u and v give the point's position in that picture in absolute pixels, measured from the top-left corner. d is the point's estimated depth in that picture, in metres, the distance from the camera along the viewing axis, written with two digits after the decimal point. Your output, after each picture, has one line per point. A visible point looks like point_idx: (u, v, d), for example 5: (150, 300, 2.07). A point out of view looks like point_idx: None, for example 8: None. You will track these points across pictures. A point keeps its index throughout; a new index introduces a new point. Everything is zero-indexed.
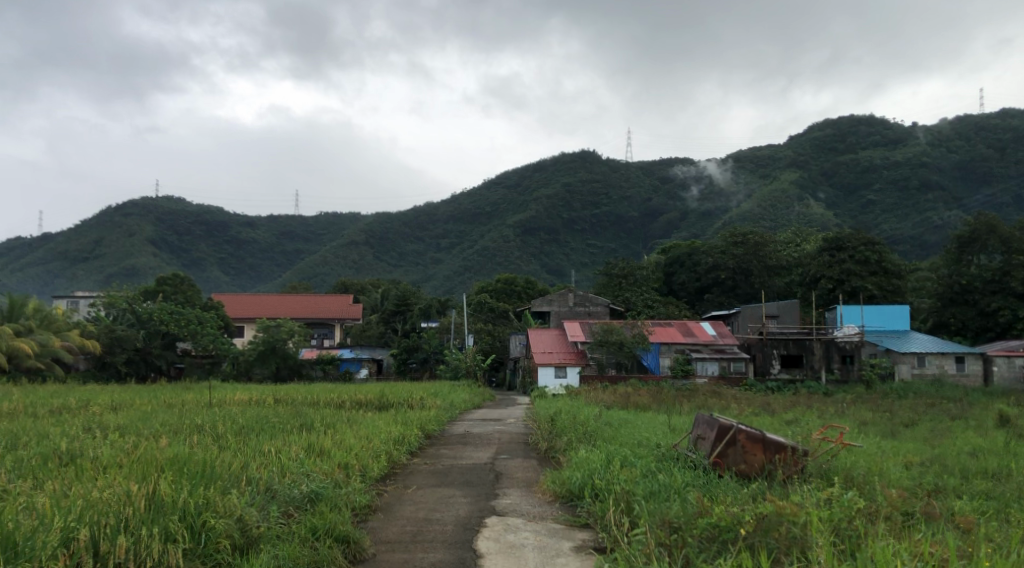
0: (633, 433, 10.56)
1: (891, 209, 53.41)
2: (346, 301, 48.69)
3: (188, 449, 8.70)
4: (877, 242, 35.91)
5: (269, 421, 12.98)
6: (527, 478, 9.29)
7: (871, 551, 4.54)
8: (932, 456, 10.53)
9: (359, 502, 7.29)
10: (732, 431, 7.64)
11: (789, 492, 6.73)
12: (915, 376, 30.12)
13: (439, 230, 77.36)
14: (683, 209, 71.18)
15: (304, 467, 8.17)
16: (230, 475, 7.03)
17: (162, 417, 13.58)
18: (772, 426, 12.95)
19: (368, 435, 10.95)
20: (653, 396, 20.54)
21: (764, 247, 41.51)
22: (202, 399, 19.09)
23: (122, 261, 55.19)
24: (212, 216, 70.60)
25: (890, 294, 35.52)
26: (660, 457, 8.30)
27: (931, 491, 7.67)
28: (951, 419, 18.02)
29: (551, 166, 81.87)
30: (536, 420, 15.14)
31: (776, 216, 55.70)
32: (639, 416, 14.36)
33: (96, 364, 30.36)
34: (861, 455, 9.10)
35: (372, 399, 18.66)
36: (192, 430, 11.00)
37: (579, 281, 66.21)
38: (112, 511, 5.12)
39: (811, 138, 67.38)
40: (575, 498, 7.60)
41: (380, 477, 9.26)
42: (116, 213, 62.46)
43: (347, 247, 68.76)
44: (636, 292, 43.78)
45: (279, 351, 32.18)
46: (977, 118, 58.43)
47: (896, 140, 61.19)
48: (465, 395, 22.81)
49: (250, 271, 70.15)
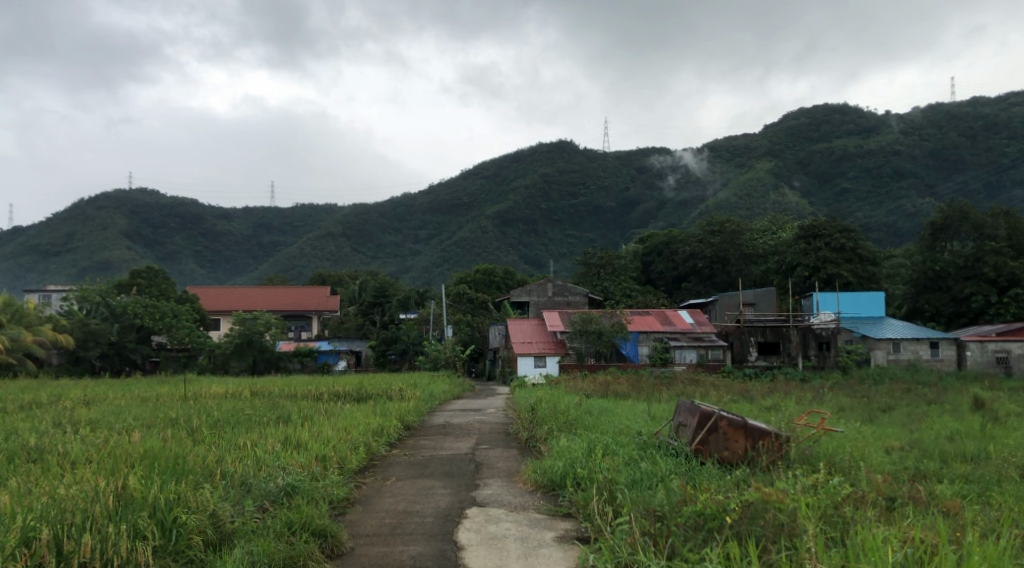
0: (614, 421, 10.49)
1: (865, 197, 53.92)
2: (324, 293, 48.28)
3: (160, 443, 8.49)
4: (852, 230, 36.21)
5: (245, 414, 12.76)
6: (507, 468, 9.18)
7: (861, 539, 4.49)
8: (911, 440, 10.57)
9: (337, 496, 7.15)
10: (713, 418, 7.59)
11: (773, 479, 6.69)
12: (891, 361, 30.46)
13: (417, 221, 76.94)
14: (660, 198, 71.37)
15: (280, 460, 8.00)
16: (204, 470, 6.85)
17: (134, 412, 13.30)
18: (752, 413, 12.96)
19: (345, 427, 10.76)
20: (632, 385, 20.55)
21: (741, 235, 41.72)
22: (176, 393, 18.76)
23: (95, 254, 54.27)
24: (187, 209, 69.64)
25: (865, 280, 35.83)
26: (641, 446, 8.23)
27: (911, 475, 7.67)
28: (927, 403, 18.19)
29: (529, 157, 81.69)
30: (517, 409, 15.08)
31: (753, 205, 55.97)
32: (619, 405, 14.30)
33: (70, 359, 29.88)
34: (841, 441, 9.09)
35: (351, 391, 18.46)
36: (166, 425, 10.76)
37: (558, 271, 66.18)
38: (79, 509, 4.94)
39: (786, 127, 67.75)
40: (557, 488, 7.52)
41: (358, 470, 9.10)
42: (88, 206, 61.38)
43: (325, 239, 68.17)
44: (614, 281, 43.83)
45: (256, 344, 31.82)
46: (949, 106, 59.10)
47: (870, 129, 61.72)
48: (445, 386, 22.67)
49: (226, 264, 69.35)
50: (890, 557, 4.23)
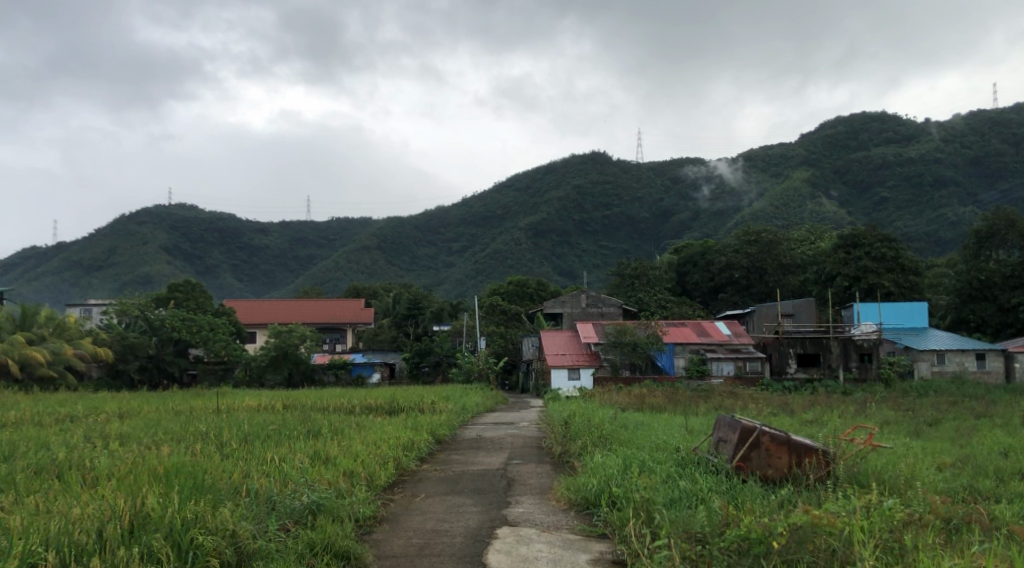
0: (651, 436, 10.16)
1: (905, 206, 52.69)
2: (358, 305, 48.48)
3: (187, 458, 8.39)
4: (893, 239, 35.30)
5: (277, 428, 12.65)
6: (540, 484, 8.89)
7: None
8: (963, 456, 10.04)
9: (364, 514, 6.96)
10: (755, 433, 7.23)
11: (820, 499, 6.32)
12: (935, 373, 29.57)
13: (451, 234, 77.11)
14: (695, 209, 70.63)
15: (307, 476, 7.84)
16: (228, 488, 6.71)
17: (166, 425, 13.26)
18: (793, 428, 12.50)
19: (375, 442, 10.56)
20: (668, 398, 20.13)
21: (778, 245, 40.96)
22: (210, 405, 18.75)
23: (136, 269, 55.23)
24: (225, 223, 70.62)
25: (907, 290, 34.87)
26: (678, 462, 7.89)
27: (968, 495, 7.22)
28: (977, 416, 17.48)
29: (562, 168, 81.41)
30: (550, 423, 14.78)
31: (790, 214, 55.02)
32: (654, 418, 13.94)
33: (109, 372, 30.37)
34: (890, 458, 8.63)
35: (384, 403, 18.32)
36: (196, 439, 10.68)
37: (591, 282, 65.72)
38: (96, 530, 4.82)
39: (823, 136, 66.58)
40: (591, 505, 7.22)
41: (388, 485, 8.89)
42: (130, 221, 62.59)
43: (360, 252, 68.58)
44: (649, 292, 43.30)
45: (292, 356, 31.99)
46: (991, 113, 57.64)
47: (909, 137, 60.40)
48: (477, 398, 22.43)
49: (263, 278, 70.14)
50: None
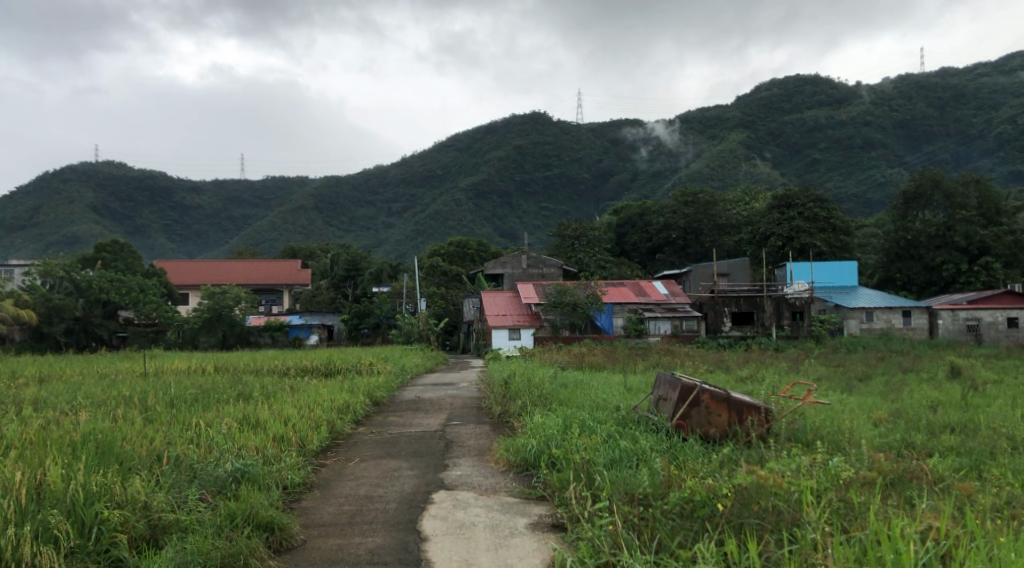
0: (591, 394, 10.04)
1: (835, 167, 53.87)
2: (295, 266, 47.35)
3: (107, 423, 7.90)
4: (826, 199, 36.05)
5: (205, 391, 12.12)
6: (479, 446, 8.66)
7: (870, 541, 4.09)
8: (896, 410, 10.21)
9: (293, 481, 6.64)
10: (695, 391, 7.14)
11: (761, 457, 6.27)
12: (863, 330, 30.44)
13: (390, 194, 75.76)
14: (634, 170, 71.02)
15: (232, 440, 7.45)
16: (147, 455, 6.30)
17: (87, 390, 12.55)
18: (730, 385, 12.61)
19: (307, 404, 10.14)
20: (608, 356, 20.21)
21: (715, 206, 41.43)
22: (138, 369, 17.90)
23: (61, 228, 52.66)
24: (155, 181, 67.81)
25: (838, 250, 35.72)
26: (619, 421, 7.75)
27: (902, 451, 7.28)
28: (904, 371, 18.02)
29: (502, 128, 80.54)
30: (490, 383, 14.62)
31: (726, 176, 55.69)
32: (595, 377, 13.92)
33: (34, 335, 28.53)
34: (826, 414, 8.67)
35: (319, 365, 17.85)
36: (117, 403, 10.09)
37: (532, 243, 65.59)
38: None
39: (758, 98, 67.34)
40: (531, 467, 7.05)
41: (321, 449, 8.55)
42: (54, 178, 59.56)
43: (297, 212, 66.90)
44: (589, 253, 43.39)
45: (226, 318, 31.01)
46: (918, 77, 59.18)
47: (841, 100, 61.65)
48: (417, 359, 22.18)
49: (196, 239, 67.83)
50: (907, 558, 3.86)
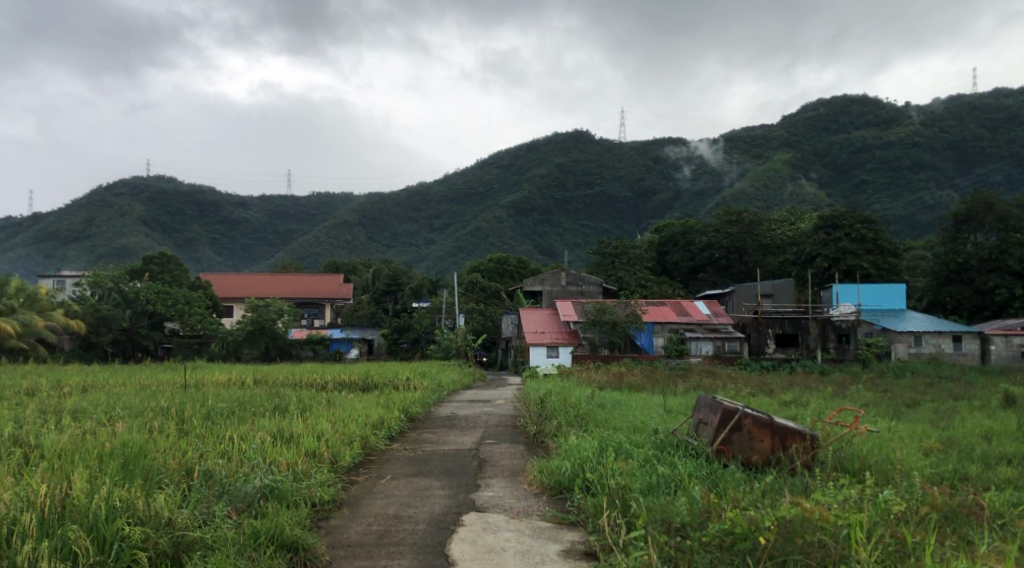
0: (628, 416, 9.79)
1: (883, 188, 52.69)
2: (337, 280, 47.81)
3: (143, 435, 7.94)
4: (873, 220, 35.19)
5: (242, 403, 12.18)
6: (513, 467, 8.46)
7: None
8: (947, 440, 9.75)
9: (323, 498, 6.58)
10: (737, 416, 6.87)
11: (806, 488, 5.98)
12: (911, 355, 29.47)
13: (432, 210, 76.24)
14: (677, 189, 70.37)
15: (264, 455, 7.40)
16: (176, 470, 6.29)
17: (128, 400, 12.67)
18: (773, 409, 12.22)
19: (341, 420, 10.06)
20: (647, 376, 19.86)
21: (758, 226, 40.76)
22: (177, 380, 18.06)
23: (113, 241, 54.08)
24: (203, 196, 69.30)
25: (886, 272, 34.77)
26: (657, 446, 7.50)
27: (957, 483, 6.89)
28: (955, 398, 17.33)
29: (544, 146, 80.64)
30: (526, 401, 14.42)
31: (771, 195, 54.84)
32: (632, 398, 13.63)
33: (82, 344, 29.52)
34: (875, 442, 8.29)
35: (357, 380, 17.83)
36: (155, 415, 10.14)
37: (572, 261, 65.33)
38: (12, 529, 4.48)
39: (804, 118, 66.35)
40: (565, 490, 6.85)
41: (353, 465, 8.44)
42: (107, 192, 61.25)
43: (340, 227, 67.73)
44: (630, 271, 42.97)
45: (268, 331, 31.31)
46: (970, 98, 57.77)
47: (889, 120, 60.45)
48: (454, 375, 22.06)
49: (242, 252, 69.04)
50: None
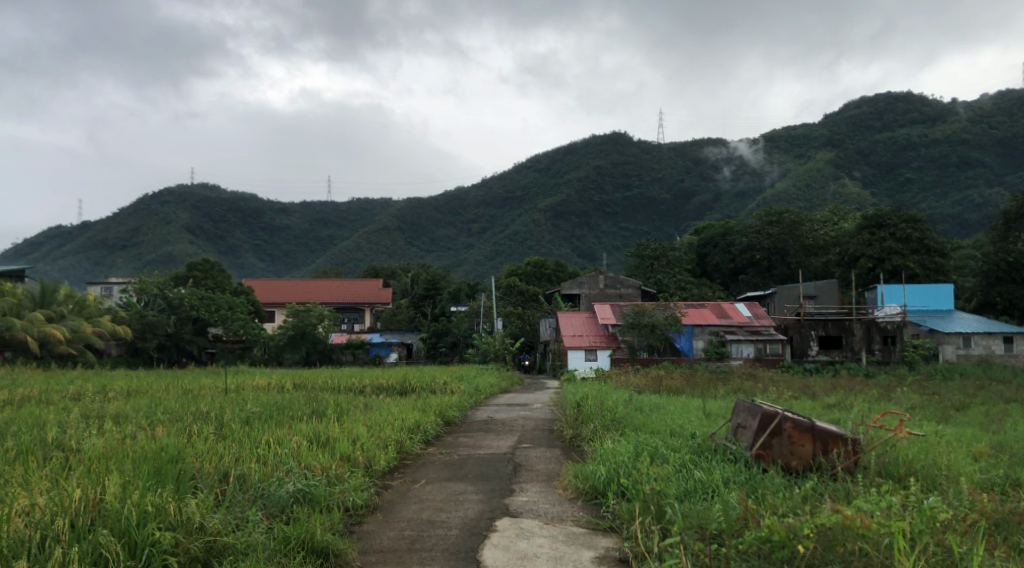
0: (666, 420, 9.63)
1: (930, 187, 51.38)
2: (376, 285, 48.21)
3: (182, 440, 8.06)
4: (920, 219, 34.32)
5: (280, 407, 12.30)
6: (548, 471, 8.38)
7: None
8: (996, 444, 9.44)
9: (356, 502, 6.60)
10: (777, 419, 6.70)
11: (848, 493, 5.81)
12: (960, 357, 28.66)
13: (470, 215, 76.51)
14: (716, 190, 69.57)
15: (298, 460, 7.43)
16: (210, 478, 6.38)
17: (171, 405, 12.90)
18: (815, 412, 11.96)
19: (377, 423, 10.09)
20: (687, 380, 19.63)
21: (801, 226, 40.03)
22: (220, 385, 18.30)
23: (159, 248, 55.30)
24: (246, 203, 70.54)
25: (933, 272, 33.86)
26: (694, 450, 7.35)
27: (1007, 489, 6.65)
28: (1007, 402, 16.78)
29: (582, 149, 80.38)
30: (563, 406, 14.33)
31: (812, 195, 53.86)
32: (671, 401, 13.49)
33: (129, 350, 30.29)
34: (920, 446, 8.02)
35: (397, 384, 17.92)
36: (195, 419, 10.29)
37: (610, 264, 65.00)
38: (45, 535, 4.58)
39: (846, 116, 65.05)
40: (600, 495, 6.75)
41: (388, 470, 8.45)
42: (153, 201, 62.71)
43: (379, 233, 68.33)
44: (669, 274, 42.57)
45: (310, 335, 31.71)
46: (1021, 93, 56.08)
47: (935, 118, 58.97)
48: (492, 379, 22.05)
49: (284, 258, 70.04)
50: None
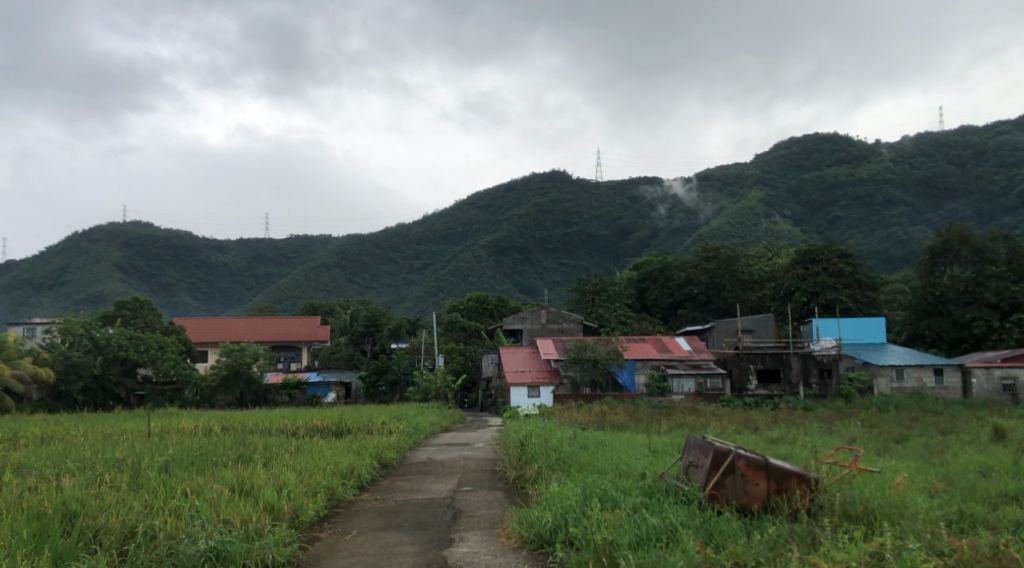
0: (612, 458, 9.22)
1: (857, 224, 53.04)
2: (314, 322, 46.91)
3: (84, 491, 7.23)
4: (851, 254, 35.17)
5: (202, 453, 11.49)
6: (490, 517, 7.83)
7: None
8: (940, 477, 9.30)
9: (275, 560, 5.95)
10: (729, 457, 6.31)
11: (811, 538, 5.50)
12: (894, 389, 29.09)
13: (410, 251, 75.73)
14: (653, 227, 70.61)
15: (215, 510, 6.71)
16: (106, 546, 5.71)
17: (85, 452, 11.85)
18: (760, 447, 11.72)
19: (307, 468, 9.36)
20: (630, 415, 19.27)
21: (737, 261, 40.59)
22: (144, 429, 17.03)
23: (87, 287, 52.91)
24: (180, 240, 68.33)
25: (865, 306, 34.59)
26: (644, 492, 6.94)
27: (964, 526, 6.47)
28: (943, 433, 16.86)
29: (522, 186, 80.77)
30: (505, 445, 13.80)
31: (746, 232, 54.98)
32: (616, 438, 13.08)
33: (51, 394, 28.40)
34: (873, 482, 7.80)
35: (331, 424, 17.03)
36: (107, 468, 9.39)
37: (551, 300, 65.03)
38: None
39: (777, 156, 66.97)
40: (547, 544, 6.24)
41: (317, 520, 7.78)
42: (82, 238, 60.20)
43: (318, 269, 66.95)
44: (610, 309, 42.63)
45: (243, 376, 30.40)
46: (938, 136, 58.73)
47: (860, 157, 61.08)
48: (433, 418, 21.31)
49: (219, 296, 67.86)
50: None
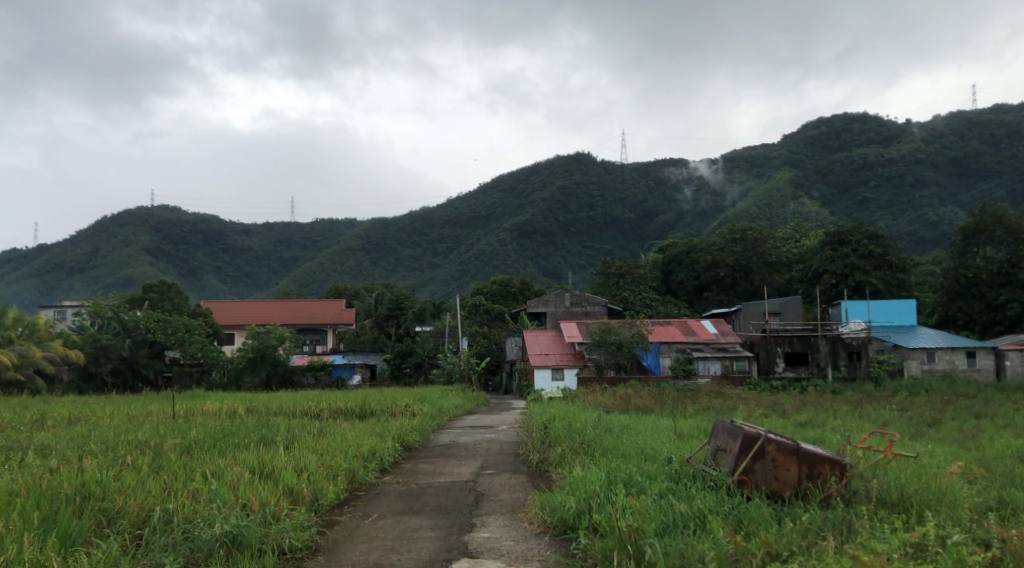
0: (637, 442, 9.00)
1: (886, 206, 51.98)
2: (339, 306, 47.07)
3: (103, 473, 7.14)
4: (881, 235, 34.40)
5: (224, 435, 11.45)
6: (512, 502, 7.67)
7: None
8: (974, 462, 9.01)
9: (293, 545, 5.84)
10: (760, 441, 6.06)
11: (845, 526, 5.27)
12: (925, 372, 28.52)
13: (434, 234, 75.70)
14: (679, 210, 69.85)
15: (233, 492, 6.60)
16: (120, 531, 5.59)
17: (110, 433, 11.87)
18: (787, 431, 11.45)
19: (328, 450, 9.26)
20: (655, 398, 19.04)
21: (764, 242, 39.94)
22: (171, 411, 17.07)
23: (117, 271, 53.50)
24: (208, 225, 68.84)
25: (895, 288, 33.91)
26: (671, 477, 6.73)
27: (1002, 513, 6.22)
28: (975, 418, 16.42)
29: (547, 169, 80.25)
30: (529, 427, 13.64)
31: (774, 214, 54.17)
32: (641, 421, 12.87)
33: (81, 375, 28.76)
34: (908, 467, 7.53)
35: (356, 407, 16.96)
36: (129, 450, 9.36)
37: (576, 283, 64.75)
38: None
39: (805, 137, 65.74)
40: (570, 529, 6.08)
41: (338, 503, 7.68)
42: (112, 223, 60.82)
43: (343, 253, 67.17)
44: (635, 291, 42.28)
45: (270, 358, 30.57)
46: (971, 114, 57.16)
47: (890, 137, 59.69)
48: (457, 401, 21.21)
49: (246, 280, 68.43)
50: None
